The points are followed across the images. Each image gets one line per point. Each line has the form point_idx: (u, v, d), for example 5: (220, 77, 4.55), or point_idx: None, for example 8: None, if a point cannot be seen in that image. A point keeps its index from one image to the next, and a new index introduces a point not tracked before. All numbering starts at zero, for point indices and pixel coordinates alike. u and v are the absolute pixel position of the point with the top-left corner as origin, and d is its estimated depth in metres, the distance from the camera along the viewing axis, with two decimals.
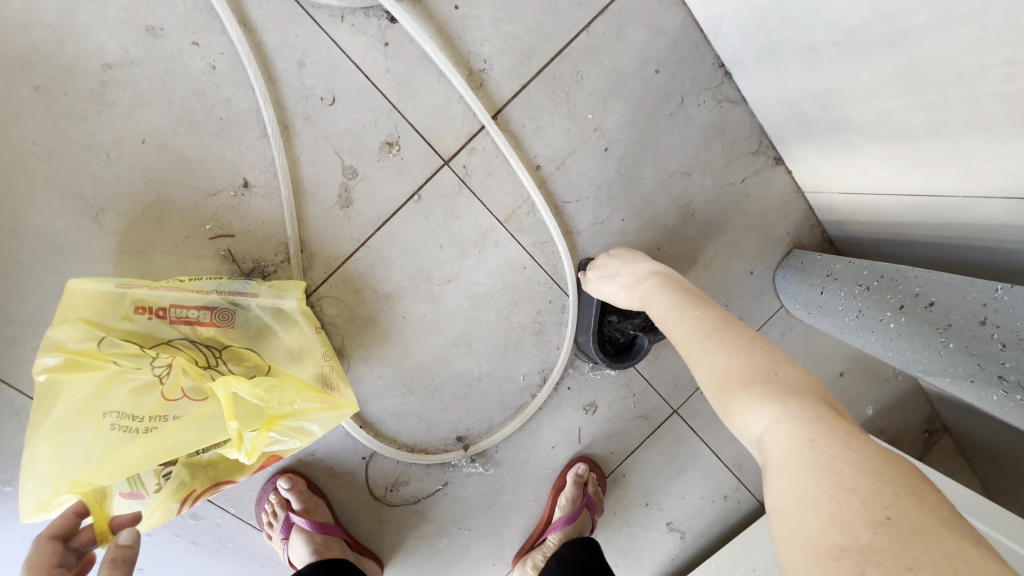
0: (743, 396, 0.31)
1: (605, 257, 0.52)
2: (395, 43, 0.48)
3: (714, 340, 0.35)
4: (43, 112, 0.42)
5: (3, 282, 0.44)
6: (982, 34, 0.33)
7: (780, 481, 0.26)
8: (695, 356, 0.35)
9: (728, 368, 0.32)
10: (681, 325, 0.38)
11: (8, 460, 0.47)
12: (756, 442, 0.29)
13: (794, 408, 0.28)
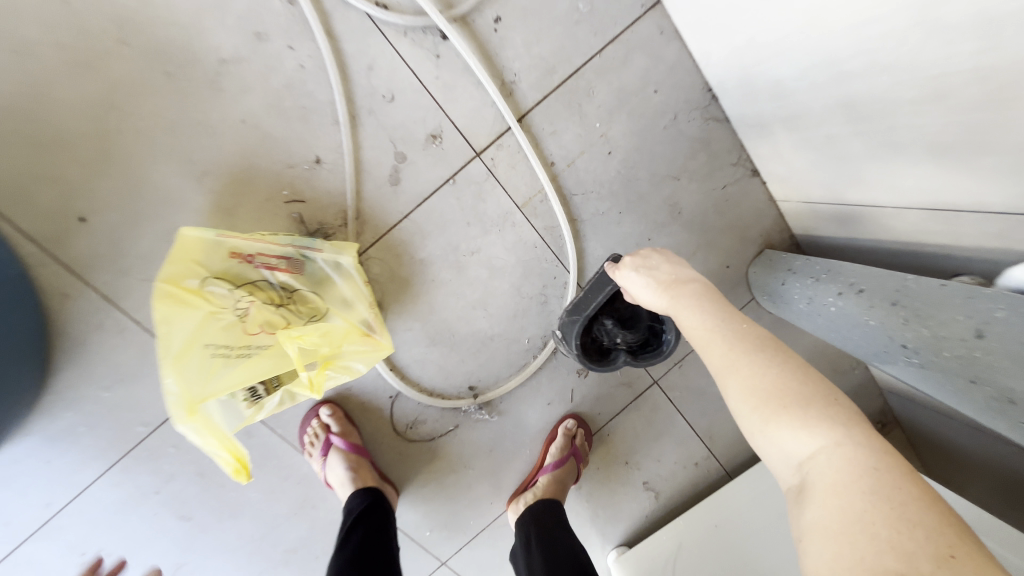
0: (788, 412, 0.34)
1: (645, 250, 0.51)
2: (444, 56, 0.60)
3: (757, 349, 0.38)
4: (168, 92, 0.54)
5: (124, 224, 0.55)
6: (897, 79, 0.44)
7: (836, 499, 0.29)
8: (737, 365, 0.38)
9: (784, 386, 0.36)
10: (724, 332, 0.40)
11: (110, 368, 0.58)
12: (798, 460, 0.33)
13: (851, 435, 0.32)
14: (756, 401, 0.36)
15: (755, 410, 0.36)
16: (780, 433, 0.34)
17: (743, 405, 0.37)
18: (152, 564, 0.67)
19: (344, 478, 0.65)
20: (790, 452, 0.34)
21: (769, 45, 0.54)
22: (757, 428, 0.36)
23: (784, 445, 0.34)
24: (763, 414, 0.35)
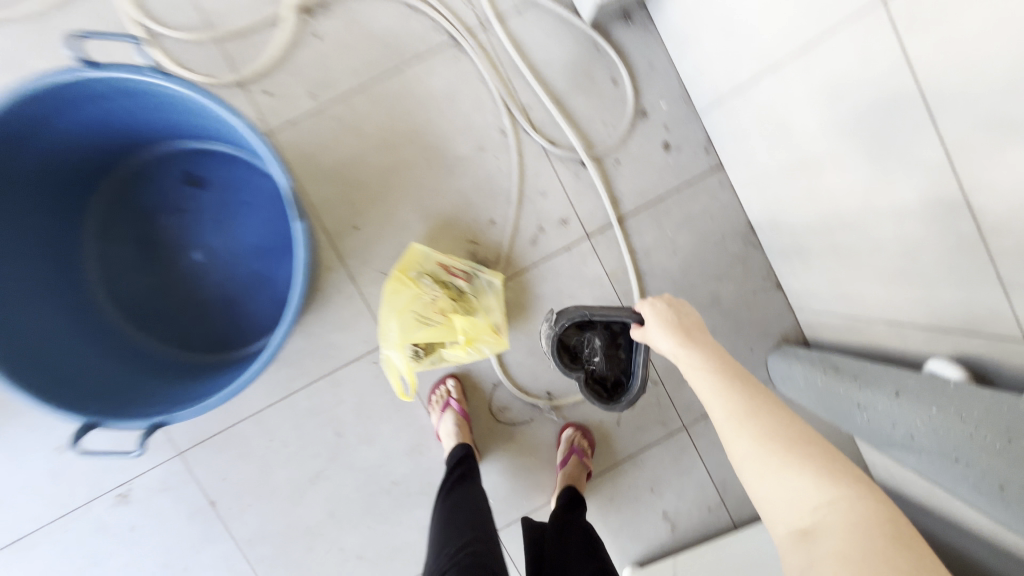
0: (794, 471, 0.44)
1: (673, 302, 0.63)
2: (581, 175, 0.97)
3: (767, 413, 0.49)
4: (423, 169, 0.94)
5: (376, 235, 0.93)
6: (860, 235, 0.74)
7: (861, 539, 0.38)
8: (765, 421, 0.48)
9: (792, 450, 0.45)
10: (744, 393, 0.50)
11: (338, 318, 0.93)
12: (811, 506, 0.42)
13: (866, 492, 0.41)
14: (765, 459, 0.45)
15: (781, 460, 0.45)
16: (785, 488, 0.44)
17: (752, 463, 0.46)
18: (307, 462, 0.95)
19: (450, 429, 0.92)
20: (805, 499, 0.42)
21: (788, 204, 0.86)
22: (765, 481, 0.45)
23: (795, 494, 0.43)
24: (790, 465, 0.44)
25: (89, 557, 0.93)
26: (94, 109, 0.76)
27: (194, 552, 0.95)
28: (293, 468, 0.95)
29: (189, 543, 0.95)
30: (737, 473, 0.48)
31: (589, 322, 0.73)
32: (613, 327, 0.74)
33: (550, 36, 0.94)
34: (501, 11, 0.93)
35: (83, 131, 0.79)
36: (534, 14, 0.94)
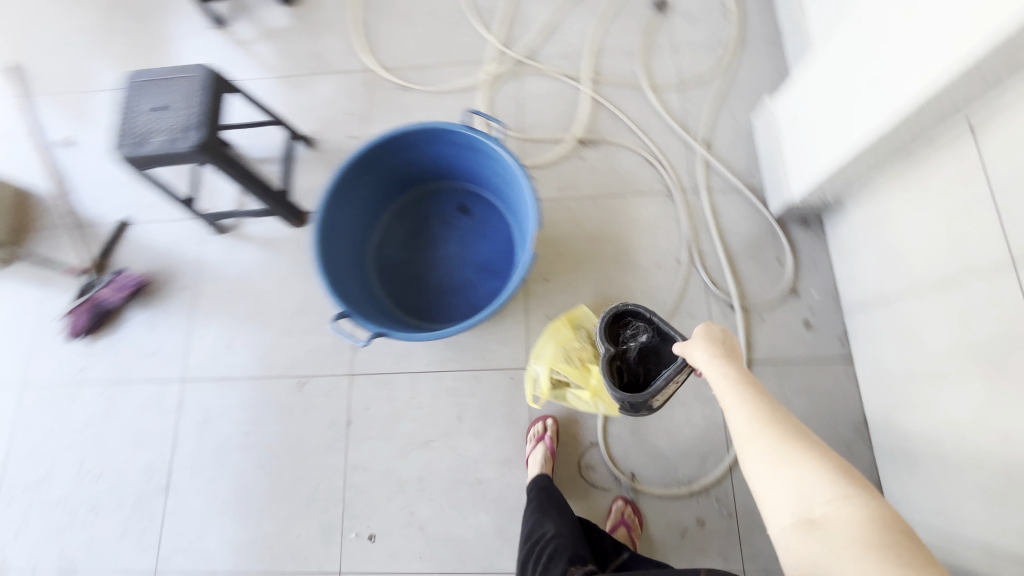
0: (800, 473, 0.56)
1: (708, 330, 0.73)
2: (727, 316, 1.19)
3: (780, 423, 0.60)
4: (610, 262, 1.24)
5: (557, 290, 1.23)
6: (969, 451, 0.82)
7: (857, 532, 0.50)
8: (780, 431, 0.59)
9: (799, 454, 0.57)
10: (764, 407, 0.61)
11: (504, 335, 1.21)
12: (819, 504, 0.54)
13: (858, 493, 0.53)
14: (776, 463, 0.57)
15: (793, 465, 0.56)
16: (791, 484, 0.56)
17: (766, 461, 0.58)
18: (427, 428, 1.18)
19: (541, 463, 1.08)
20: (814, 498, 0.54)
21: (906, 407, 0.97)
22: (781, 480, 0.57)
23: (804, 491, 0.55)
24: (800, 470, 0.56)
25: (254, 416, 1.22)
26: (443, 146, 1.21)
27: (316, 452, 1.19)
28: (414, 427, 1.18)
29: (316, 443, 1.19)
30: (754, 472, 0.60)
31: (646, 323, 0.95)
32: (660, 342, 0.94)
33: (742, 215, 1.25)
34: (712, 187, 1.27)
35: (427, 155, 1.24)
36: (736, 197, 1.26)
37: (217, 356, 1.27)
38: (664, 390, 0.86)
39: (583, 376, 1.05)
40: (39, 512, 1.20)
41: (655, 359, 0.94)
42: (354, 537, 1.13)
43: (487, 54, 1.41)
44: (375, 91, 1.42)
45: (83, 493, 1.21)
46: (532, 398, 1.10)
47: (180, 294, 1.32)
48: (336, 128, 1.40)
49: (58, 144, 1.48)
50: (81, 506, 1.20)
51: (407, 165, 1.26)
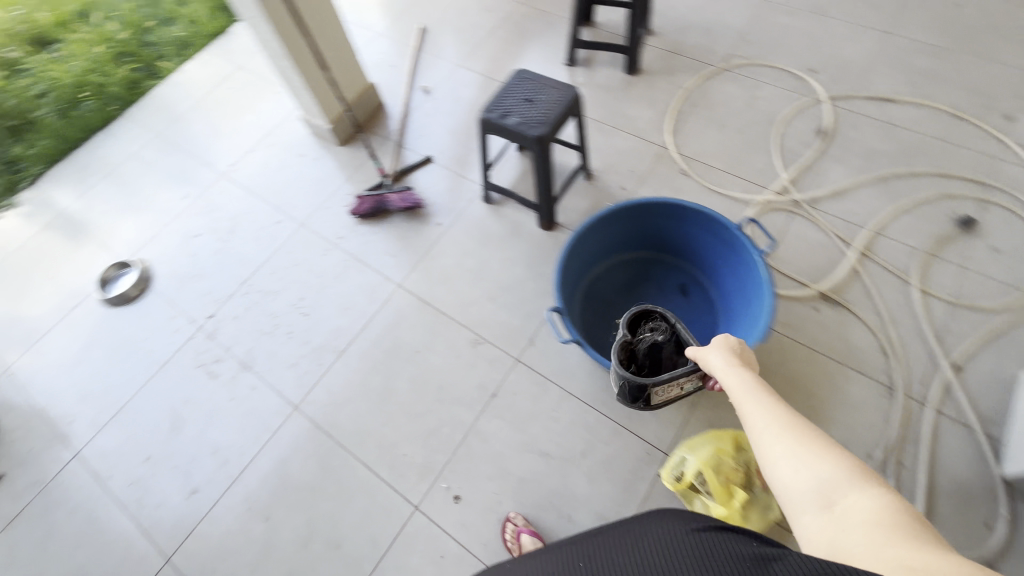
0: (814, 462, 0.55)
1: (726, 345, 0.77)
2: None
3: (792, 419, 0.61)
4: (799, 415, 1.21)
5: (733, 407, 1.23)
6: None
7: (871, 514, 0.48)
8: (790, 427, 0.59)
9: (808, 445, 0.57)
10: (778, 405, 0.62)
11: (662, 413, 1.25)
12: (835, 495, 0.52)
13: (870, 485, 0.51)
14: (789, 454, 0.57)
15: (805, 458, 0.56)
16: (805, 473, 0.55)
17: (784, 455, 0.57)
18: (551, 443, 1.24)
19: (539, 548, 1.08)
20: (828, 488, 0.53)
21: None
22: (796, 473, 0.55)
23: (820, 483, 0.54)
24: (811, 461, 0.55)
25: (429, 343, 1.41)
26: (704, 234, 1.32)
27: (456, 400, 1.32)
28: (542, 435, 1.25)
29: (460, 394, 1.33)
30: (772, 468, 0.59)
31: (663, 323, 1.06)
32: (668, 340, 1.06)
33: (962, 455, 1.14)
34: (940, 410, 1.18)
35: (683, 233, 1.37)
36: (964, 435, 1.15)
37: (430, 284, 1.50)
38: (665, 386, 1.00)
39: (723, 497, 1.03)
40: (257, 313, 1.51)
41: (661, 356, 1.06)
42: (444, 487, 1.22)
43: (772, 184, 1.53)
44: (661, 165, 1.62)
45: (289, 318, 1.49)
46: (665, 480, 1.12)
47: (434, 226, 1.60)
48: (614, 175, 1.61)
49: (420, 89, 1.93)
50: (282, 326, 1.48)
51: (661, 232, 1.40)
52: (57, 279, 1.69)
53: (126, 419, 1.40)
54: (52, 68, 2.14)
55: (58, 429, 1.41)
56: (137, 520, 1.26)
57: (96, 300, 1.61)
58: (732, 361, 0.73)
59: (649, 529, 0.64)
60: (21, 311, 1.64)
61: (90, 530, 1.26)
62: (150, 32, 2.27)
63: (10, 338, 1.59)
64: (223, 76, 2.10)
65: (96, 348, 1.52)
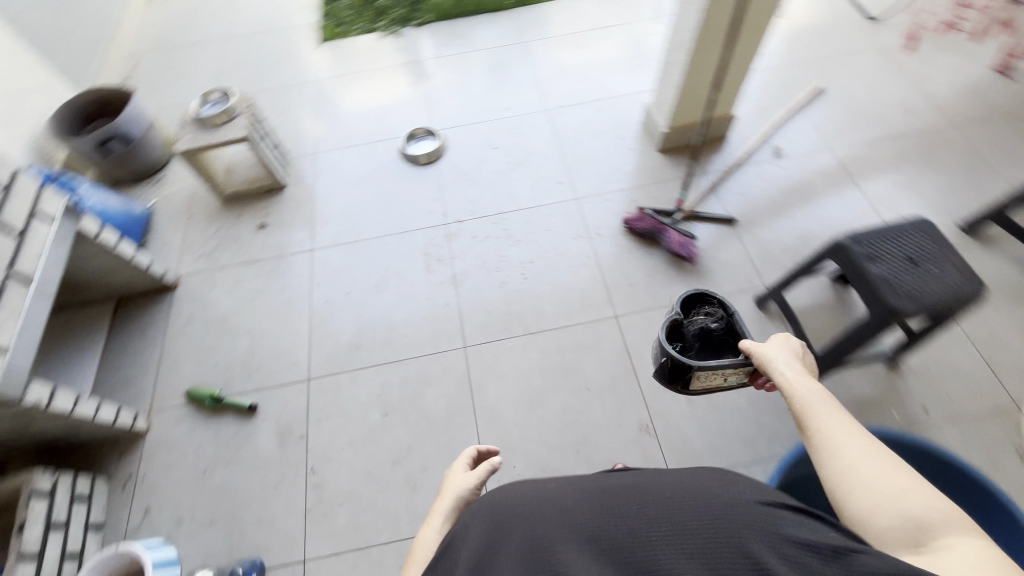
0: (898, 484, 0.54)
1: (781, 344, 0.80)
2: None
3: (866, 437, 0.60)
4: None
5: None
6: None
7: (966, 549, 0.47)
8: (865, 446, 0.58)
9: (885, 469, 0.55)
10: (853, 422, 0.62)
11: None
12: (919, 522, 0.51)
13: (952, 516, 0.51)
14: (867, 469, 0.56)
15: (883, 477, 0.55)
16: (882, 503, 0.53)
17: (862, 475, 0.56)
18: None
19: None
20: (913, 515, 0.51)
21: None
22: (874, 494, 0.54)
23: (900, 506, 0.52)
24: (892, 483, 0.54)
25: (604, 389, 1.30)
26: None
27: (588, 462, 1.21)
28: None
29: (595, 460, 1.21)
30: (842, 483, 0.57)
31: (718, 311, 1.04)
32: (716, 329, 1.03)
33: None
34: None
35: None
36: None
37: (645, 338, 1.36)
38: (711, 373, 0.94)
39: None
40: (492, 246, 1.56)
41: (711, 343, 1.01)
42: None
43: None
44: (996, 419, 1.19)
45: (511, 269, 1.51)
46: None
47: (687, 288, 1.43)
48: (923, 386, 1.24)
49: (771, 146, 1.70)
50: (502, 271, 1.51)
51: None
52: (385, 110, 1.94)
53: (355, 251, 1.59)
54: None
55: (314, 222, 1.67)
56: (312, 330, 1.44)
57: (398, 146, 1.81)
58: (799, 370, 0.73)
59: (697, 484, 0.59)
60: (349, 117, 1.93)
61: (283, 312, 1.49)
62: None
63: (331, 132, 1.89)
64: (604, 25, 2.11)
65: (373, 183, 1.74)
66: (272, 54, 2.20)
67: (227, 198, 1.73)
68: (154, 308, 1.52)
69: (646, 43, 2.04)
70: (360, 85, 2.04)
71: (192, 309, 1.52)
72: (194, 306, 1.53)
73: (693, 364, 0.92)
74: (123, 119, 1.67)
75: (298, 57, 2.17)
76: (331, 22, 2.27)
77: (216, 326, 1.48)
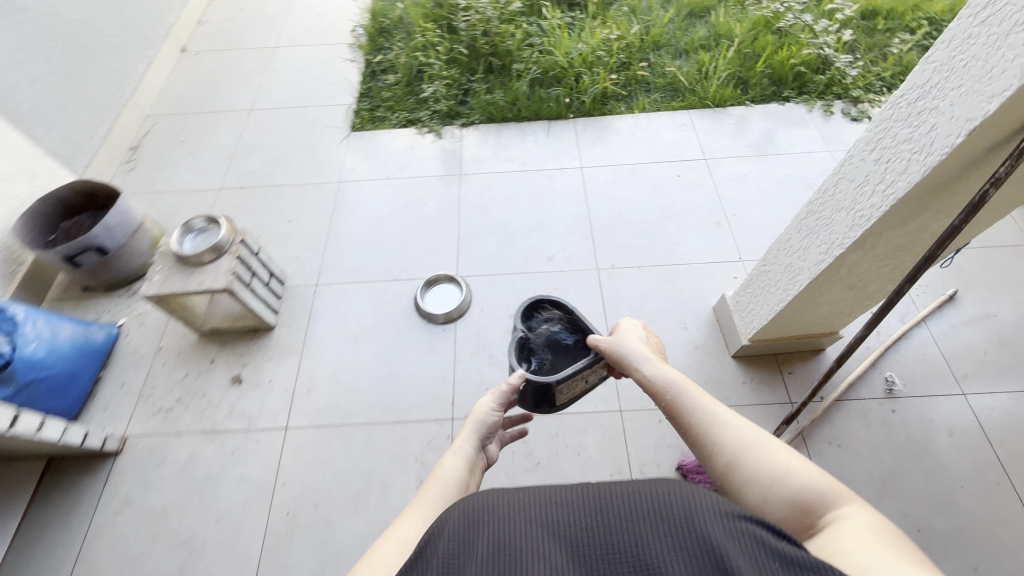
0: (772, 457, 0.64)
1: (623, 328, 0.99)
2: None
3: (723, 413, 0.72)
4: None
5: None
6: None
7: (838, 510, 0.57)
8: (729, 430, 0.70)
9: (754, 447, 0.66)
10: (712, 401, 0.74)
11: None
12: (798, 496, 0.60)
13: (813, 472, 0.61)
14: (743, 451, 0.66)
15: (754, 457, 0.65)
16: (770, 490, 0.62)
17: (740, 468, 0.65)
18: None
19: None
20: (790, 491, 0.60)
21: None
22: (759, 486, 0.63)
23: (783, 488, 0.61)
24: (763, 462, 0.64)
25: None
26: None
27: None
28: None
29: None
30: (735, 486, 0.65)
31: (550, 314, 1.13)
32: (558, 329, 1.13)
33: None
34: None
35: None
36: None
37: None
38: (570, 384, 1.03)
39: None
40: (504, 468, 1.23)
41: (561, 345, 1.11)
42: None
43: None
44: None
45: None
46: None
47: None
48: None
49: (881, 372, 1.31)
50: None
51: None
52: (406, 236, 1.64)
53: (337, 440, 1.29)
54: (560, 35, 2.06)
55: (296, 386, 1.38)
56: (262, 555, 1.15)
57: (413, 294, 1.51)
58: (656, 362, 0.86)
59: (659, 493, 0.54)
60: (364, 239, 1.65)
61: (233, 519, 1.20)
62: (655, 55, 2.10)
63: (340, 258, 1.61)
64: (679, 157, 1.79)
65: (376, 340, 1.44)
66: (296, 139, 1.95)
67: (205, 333, 1.46)
68: (88, 479, 1.26)
69: (730, 191, 1.69)
70: (385, 196, 1.76)
71: (130, 489, 1.25)
72: (133, 485, 1.25)
73: (555, 384, 0.99)
74: (98, 229, 1.42)
75: (323, 148, 1.91)
76: (368, 103, 2.05)
77: (152, 522, 1.20)
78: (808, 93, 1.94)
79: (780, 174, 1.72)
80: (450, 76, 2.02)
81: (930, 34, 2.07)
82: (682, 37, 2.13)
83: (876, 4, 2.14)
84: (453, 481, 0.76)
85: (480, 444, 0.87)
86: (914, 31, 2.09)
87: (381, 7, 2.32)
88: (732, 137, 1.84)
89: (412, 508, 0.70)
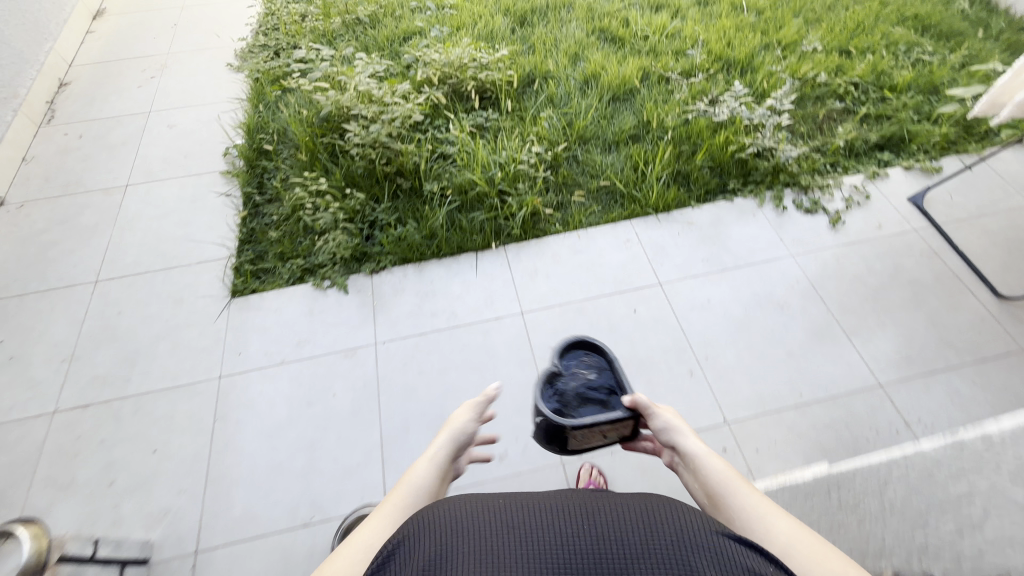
0: (814, 552, 0.58)
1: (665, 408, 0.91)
2: None
3: (762, 499, 0.68)
4: None
5: None
6: None
7: None
8: (769, 518, 0.64)
9: (793, 536, 0.61)
10: (751, 488, 0.70)
11: None
12: None
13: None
14: (783, 536, 0.61)
15: (795, 543, 0.60)
16: None
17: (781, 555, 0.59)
18: None
19: None
20: None
21: None
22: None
23: None
24: (802, 548, 0.58)
25: None
26: None
27: None
28: None
29: None
30: None
31: (595, 360, 1.00)
32: (597, 375, 0.98)
33: None
34: None
35: None
36: None
37: None
38: (587, 432, 0.90)
39: None
40: None
41: (592, 393, 0.96)
42: None
43: None
44: None
45: None
46: None
47: None
48: None
49: (917, 564, 1.09)
50: None
51: None
52: (315, 450, 1.28)
53: None
54: (474, 145, 1.77)
55: None
56: None
57: (330, 545, 1.15)
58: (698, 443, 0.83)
59: (641, 509, 0.57)
60: (258, 465, 1.26)
61: None
62: (583, 150, 1.86)
63: (227, 500, 1.21)
64: (632, 285, 1.54)
65: None
66: (159, 317, 1.53)
67: None
68: None
69: (697, 324, 1.45)
70: (282, 391, 1.38)
71: None
72: None
73: (568, 426, 0.88)
74: None
75: (197, 327, 1.51)
76: (251, 253, 1.66)
77: None
78: (756, 182, 1.76)
79: (746, 294, 1.50)
80: (349, 208, 1.68)
81: (860, 99, 1.97)
82: (609, 126, 1.90)
83: (801, 69, 2.01)
84: (422, 488, 0.69)
85: (453, 453, 0.80)
86: (843, 96, 1.98)
87: (257, 121, 1.94)
88: (685, 248, 1.62)
89: (376, 515, 0.64)
